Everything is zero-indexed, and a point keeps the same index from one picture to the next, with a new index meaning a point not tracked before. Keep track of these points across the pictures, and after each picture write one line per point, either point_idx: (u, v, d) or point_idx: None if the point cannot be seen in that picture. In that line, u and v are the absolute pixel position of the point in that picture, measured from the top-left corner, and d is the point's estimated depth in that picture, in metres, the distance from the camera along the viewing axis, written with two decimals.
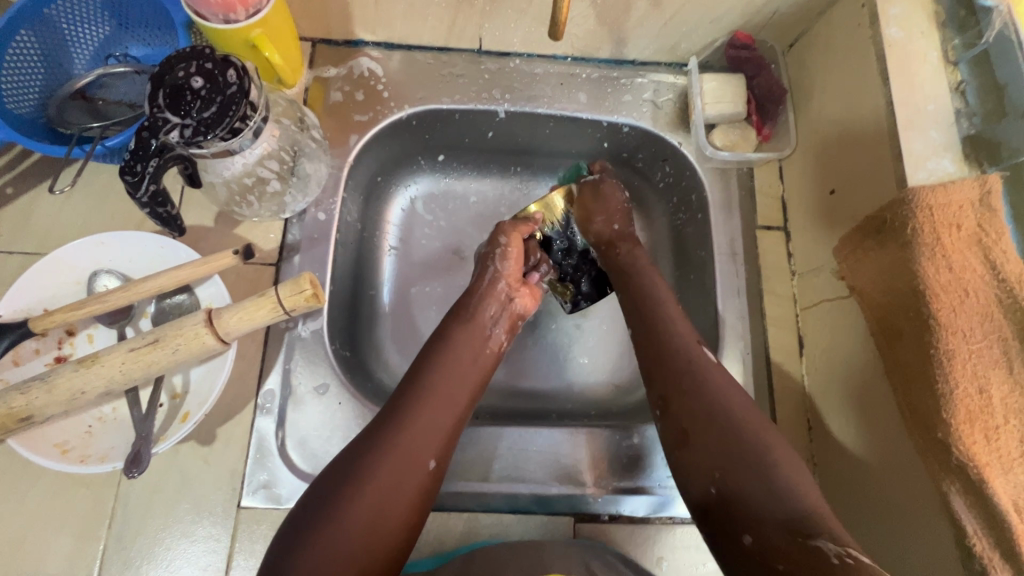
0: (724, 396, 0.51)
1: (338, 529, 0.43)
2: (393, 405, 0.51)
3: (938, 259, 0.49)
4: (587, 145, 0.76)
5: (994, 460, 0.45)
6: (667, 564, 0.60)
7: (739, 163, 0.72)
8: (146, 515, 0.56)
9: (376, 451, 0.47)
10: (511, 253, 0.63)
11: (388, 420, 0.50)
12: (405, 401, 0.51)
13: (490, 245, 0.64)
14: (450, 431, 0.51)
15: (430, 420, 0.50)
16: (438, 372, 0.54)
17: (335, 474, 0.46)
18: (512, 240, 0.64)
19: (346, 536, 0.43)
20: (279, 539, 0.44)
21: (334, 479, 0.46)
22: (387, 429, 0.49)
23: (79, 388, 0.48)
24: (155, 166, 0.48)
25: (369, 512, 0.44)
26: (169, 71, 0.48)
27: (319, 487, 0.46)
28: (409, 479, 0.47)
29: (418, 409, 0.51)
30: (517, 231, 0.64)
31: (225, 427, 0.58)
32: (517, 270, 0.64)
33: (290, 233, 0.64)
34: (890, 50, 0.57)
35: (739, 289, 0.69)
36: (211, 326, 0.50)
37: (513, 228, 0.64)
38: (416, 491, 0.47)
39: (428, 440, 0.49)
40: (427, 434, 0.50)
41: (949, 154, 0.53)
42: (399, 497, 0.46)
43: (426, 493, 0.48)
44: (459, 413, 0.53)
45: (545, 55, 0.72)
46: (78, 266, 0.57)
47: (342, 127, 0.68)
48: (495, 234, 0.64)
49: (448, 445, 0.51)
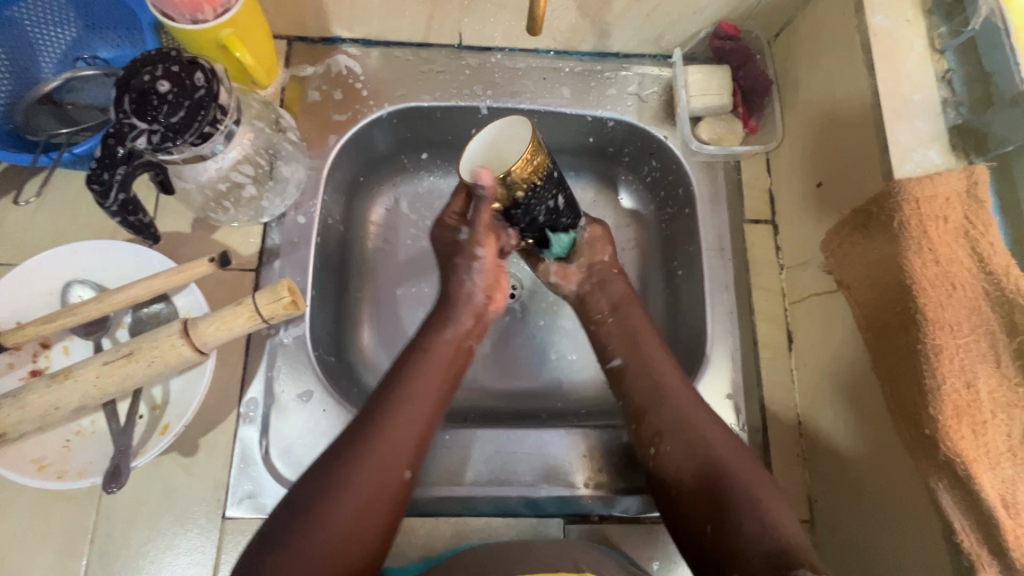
0: (712, 433, 0.53)
1: (309, 547, 0.43)
2: (366, 413, 0.51)
3: (925, 253, 0.48)
4: (573, 140, 0.75)
5: (981, 455, 0.45)
6: (659, 563, 0.59)
7: (726, 157, 0.71)
8: (129, 529, 0.55)
9: (348, 462, 0.47)
10: (486, 265, 0.59)
11: (359, 432, 0.49)
12: (377, 409, 0.51)
13: (468, 254, 0.58)
14: (422, 441, 0.51)
15: (404, 431, 0.50)
16: (409, 381, 0.53)
17: (307, 486, 0.46)
18: (490, 246, 0.58)
19: (317, 554, 0.43)
20: (250, 549, 0.44)
21: (307, 493, 0.46)
22: (359, 442, 0.48)
23: (53, 403, 0.47)
24: (123, 174, 0.47)
25: (342, 528, 0.44)
26: (134, 75, 0.46)
27: (292, 500, 0.46)
28: (382, 493, 0.47)
29: (391, 417, 0.50)
30: (491, 237, 0.57)
31: (208, 437, 0.57)
32: (490, 276, 0.60)
33: (269, 238, 0.63)
34: (876, 38, 0.56)
35: (727, 284, 0.68)
36: (187, 337, 0.49)
37: (489, 234, 0.56)
38: (388, 505, 0.47)
39: (401, 451, 0.49)
40: (400, 445, 0.49)
41: (936, 145, 0.52)
42: (372, 512, 0.46)
43: (398, 505, 0.48)
44: (430, 423, 0.52)
45: (527, 49, 0.71)
46: (50, 277, 0.55)
47: (321, 128, 0.67)
48: (473, 241, 0.57)
49: (419, 453, 0.51)
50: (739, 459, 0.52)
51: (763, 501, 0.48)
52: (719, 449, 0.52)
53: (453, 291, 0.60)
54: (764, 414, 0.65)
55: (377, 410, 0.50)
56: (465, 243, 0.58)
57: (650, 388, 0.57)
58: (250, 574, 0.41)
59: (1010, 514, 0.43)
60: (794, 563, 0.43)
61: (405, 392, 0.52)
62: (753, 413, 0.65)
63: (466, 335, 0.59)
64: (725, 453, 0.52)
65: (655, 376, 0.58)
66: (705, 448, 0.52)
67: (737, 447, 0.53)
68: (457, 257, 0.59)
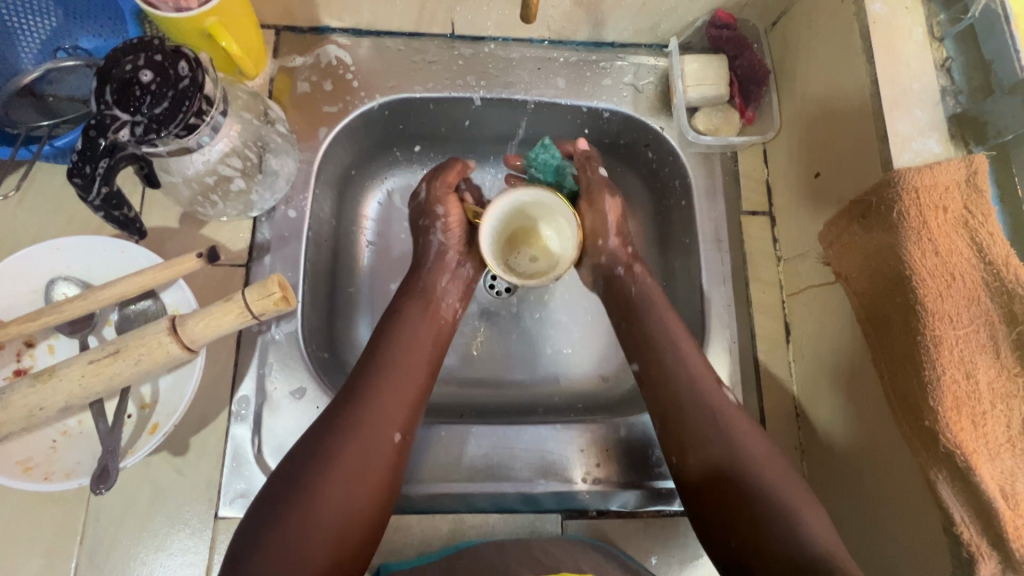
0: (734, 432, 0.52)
1: (305, 517, 0.43)
2: (356, 382, 0.51)
3: (924, 242, 0.47)
4: (568, 131, 0.74)
5: (981, 446, 0.44)
6: (657, 558, 0.59)
7: (722, 147, 0.70)
8: (119, 530, 0.54)
9: (343, 433, 0.47)
10: (452, 221, 0.62)
11: (347, 402, 0.49)
12: (367, 377, 0.51)
13: (431, 215, 0.62)
14: (414, 405, 0.51)
15: (396, 395, 0.51)
16: (395, 346, 0.54)
17: (302, 459, 0.46)
18: (449, 205, 0.62)
19: (315, 524, 0.43)
20: (246, 523, 0.44)
21: (299, 466, 0.46)
22: (348, 411, 0.49)
23: (37, 404, 0.46)
24: (106, 166, 0.45)
25: (336, 499, 0.45)
26: (116, 65, 0.45)
27: (283, 475, 0.46)
28: (377, 459, 0.48)
29: (383, 385, 0.50)
30: (449, 192, 0.62)
31: (198, 437, 0.56)
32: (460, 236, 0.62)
33: (259, 232, 0.62)
34: (874, 26, 0.55)
35: (724, 276, 0.67)
36: (175, 334, 0.47)
37: (445, 188, 0.62)
38: (384, 471, 0.48)
39: (394, 416, 0.50)
40: (393, 411, 0.50)
41: (935, 134, 0.52)
42: (366, 480, 0.46)
43: (395, 471, 0.49)
44: (420, 388, 0.53)
45: (521, 38, 0.70)
46: (32, 275, 0.54)
47: (311, 120, 0.66)
48: (433, 199, 0.62)
49: (413, 416, 0.51)
50: (768, 464, 0.50)
51: (796, 509, 0.47)
52: (750, 455, 0.50)
53: (424, 269, 0.60)
54: (762, 407, 0.64)
55: (367, 379, 0.51)
56: (426, 203, 0.62)
57: (682, 397, 0.54)
58: (252, 546, 0.42)
59: (1009, 505, 0.43)
60: (827, 568, 0.41)
61: (391, 357, 0.53)
62: (751, 407, 0.64)
63: (449, 299, 0.59)
64: (749, 453, 0.50)
65: (690, 381, 0.55)
66: (732, 453, 0.50)
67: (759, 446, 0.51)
68: (423, 217, 0.62)
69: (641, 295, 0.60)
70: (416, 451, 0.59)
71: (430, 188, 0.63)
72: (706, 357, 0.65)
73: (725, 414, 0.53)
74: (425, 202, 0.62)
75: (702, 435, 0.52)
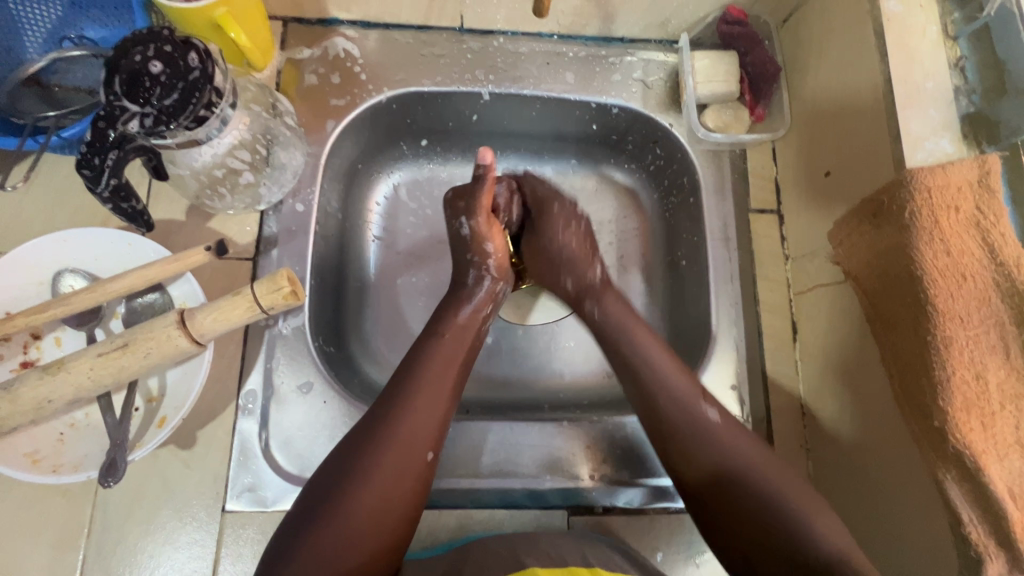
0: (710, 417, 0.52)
1: (336, 529, 0.43)
2: (382, 397, 0.50)
3: (936, 243, 0.47)
4: (576, 128, 0.73)
5: (990, 447, 0.44)
6: (664, 554, 0.59)
7: (732, 145, 0.70)
8: (127, 522, 0.54)
9: (372, 449, 0.47)
10: (494, 240, 0.61)
11: (376, 415, 0.49)
12: (393, 394, 0.50)
13: (479, 252, 0.61)
14: (444, 419, 0.51)
15: (427, 412, 0.50)
16: (427, 363, 0.53)
17: (326, 473, 0.46)
18: (496, 239, 0.62)
19: (350, 530, 0.44)
20: (276, 538, 0.44)
21: (328, 476, 0.46)
22: (377, 423, 0.48)
23: (46, 396, 0.45)
24: (115, 158, 0.45)
25: (366, 509, 0.45)
26: (125, 55, 0.44)
27: (317, 485, 0.46)
28: (405, 474, 0.47)
29: (411, 401, 0.50)
30: (490, 223, 0.62)
31: (206, 429, 0.56)
32: (504, 251, 0.62)
33: (266, 226, 0.62)
34: (889, 24, 0.55)
35: (732, 274, 0.67)
36: (184, 328, 0.47)
37: (488, 222, 0.61)
38: (411, 486, 0.47)
39: (424, 431, 0.49)
40: (421, 425, 0.49)
41: (948, 133, 0.51)
42: (396, 494, 0.46)
43: (423, 487, 0.48)
44: (450, 403, 0.52)
45: (530, 33, 0.70)
46: (39, 267, 0.53)
47: (319, 113, 0.65)
48: (479, 236, 0.61)
49: (442, 431, 0.51)
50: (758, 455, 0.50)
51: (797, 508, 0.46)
52: (764, 478, 0.49)
53: (467, 289, 0.60)
54: (769, 406, 0.64)
55: (392, 393, 0.50)
56: (470, 239, 0.61)
57: (665, 408, 0.53)
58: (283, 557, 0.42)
59: (1017, 505, 0.43)
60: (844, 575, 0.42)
61: (420, 373, 0.52)
62: (757, 404, 0.64)
63: (484, 316, 0.59)
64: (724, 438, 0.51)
65: (694, 410, 0.53)
66: (700, 435, 0.51)
67: (739, 434, 0.52)
68: (467, 251, 0.62)
69: (616, 316, 0.59)
70: None
71: (473, 224, 0.61)
72: (712, 355, 0.64)
73: (720, 425, 0.52)
74: (467, 235, 0.61)
75: (684, 434, 0.52)
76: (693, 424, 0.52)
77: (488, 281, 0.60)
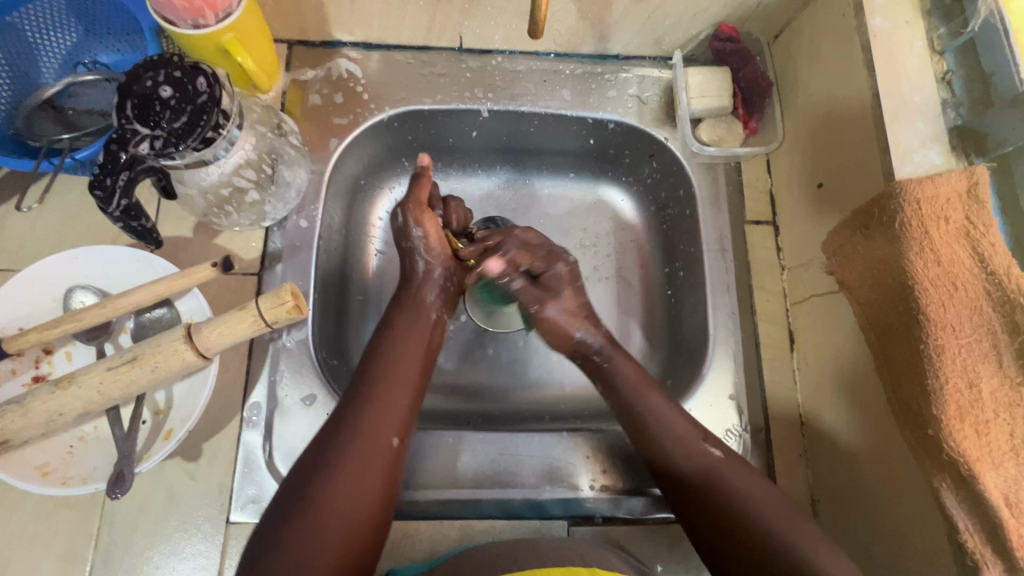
0: (662, 407, 0.57)
1: (314, 522, 0.45)
2: (351, 391, 0.52)
3: (926, 253, 0.48)
4: (574, 142, 0.75)
5: (984, 455, 0.45)
6: (664, 565, 0.59)
7: (726, 158, 0.71)
8: (132, 534, 0.55)
9: (340, 440, 0.49)
10: (431, 233, 0.61)
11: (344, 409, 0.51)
12: (360, 387, 0.52)
13: (412, 240, 0.62)
14: (408, 407, 0.53)
15: (389, 400, 0.52)
16: (390, 355, 0.55)
17: (303, 469, 0.48)
18: (429, 225, 0.61)
19: (322, 521, 0.45)
20: (255, 536, 0.45)
21: (304, 471, 0.48)
22: (345, 418, 0.50)
23: (57, 410, 0.47)
24: (126, 179, 0.47)
25: (338, 500, 0.46)
26: (136, 80, 0.46)
27: (290, 482, 0.47)
28: (375, 461, 0.49)
29: (374, 394, 0.52)
30: (425, 212, 0.61)
31: (211, 442, 0.57)
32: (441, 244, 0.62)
33: (271, 242, 0.63)
34: (876, 39, 0.56)
35: (729, 285, 0.68)
36: (191, 342, 0.48)
37: (421, 210, 0.61)
38: (382, 472, 0.49)
39: (388, 418, 0.51)
40: (385, 413, 0.51)
41: (937, 145, 0.52)
42: (367, 479, 0.48)
43: (393, 473, 0.50)
44: (411, 391, 0.53)
45: (527, 51, 0.72)
46: (51, 283, 0.55)
47: (323, 131, 0.67)
48: (411, 223, 0.61)
49: (408, 419, 0.52)
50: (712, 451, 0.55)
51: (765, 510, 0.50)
52: (740, 487, 0.52)
53: (416, 278, 0.61)
54: (767, 415, 0.65)
55: (358, 388, 0.52)
56: (404, 228, 0.62)
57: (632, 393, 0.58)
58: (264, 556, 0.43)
59: (1012, 513, 0.43)
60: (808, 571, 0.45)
61: (383, 371, 0.53)
62: (755, 413, 0.65)
63: (435, 306, 0.61)
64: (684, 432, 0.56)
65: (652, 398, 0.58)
66: (661, 424, 0.56)
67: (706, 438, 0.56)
68: (405, 241, 0.62)
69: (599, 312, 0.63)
70: (423, 457, 0.60)
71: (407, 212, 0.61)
72: (710, 365, 0.65)
73: (679, 423, 0.56)
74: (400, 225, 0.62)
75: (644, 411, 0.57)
76: (646, 400, 0.57)
77: (435, 274, 0.62)
